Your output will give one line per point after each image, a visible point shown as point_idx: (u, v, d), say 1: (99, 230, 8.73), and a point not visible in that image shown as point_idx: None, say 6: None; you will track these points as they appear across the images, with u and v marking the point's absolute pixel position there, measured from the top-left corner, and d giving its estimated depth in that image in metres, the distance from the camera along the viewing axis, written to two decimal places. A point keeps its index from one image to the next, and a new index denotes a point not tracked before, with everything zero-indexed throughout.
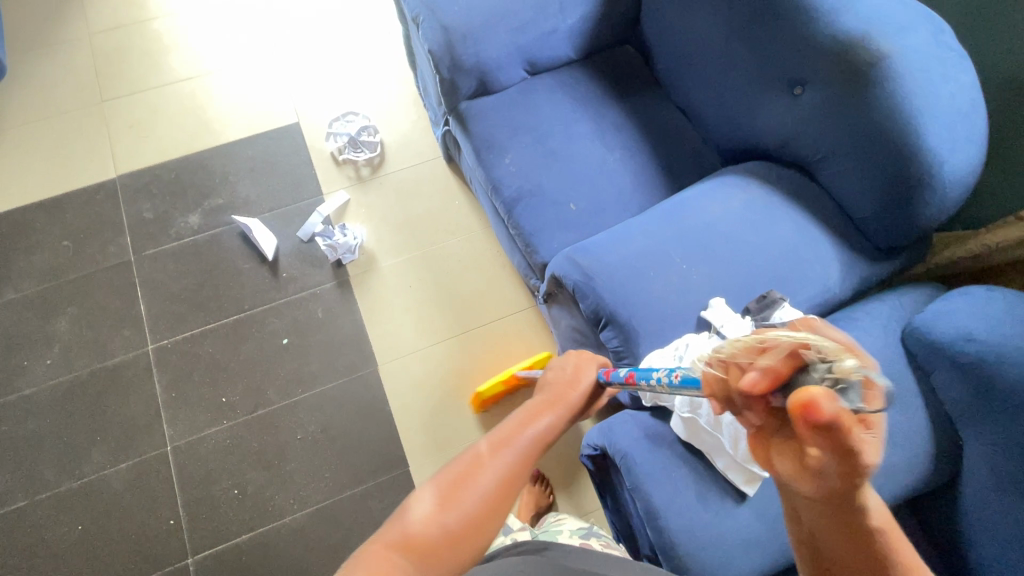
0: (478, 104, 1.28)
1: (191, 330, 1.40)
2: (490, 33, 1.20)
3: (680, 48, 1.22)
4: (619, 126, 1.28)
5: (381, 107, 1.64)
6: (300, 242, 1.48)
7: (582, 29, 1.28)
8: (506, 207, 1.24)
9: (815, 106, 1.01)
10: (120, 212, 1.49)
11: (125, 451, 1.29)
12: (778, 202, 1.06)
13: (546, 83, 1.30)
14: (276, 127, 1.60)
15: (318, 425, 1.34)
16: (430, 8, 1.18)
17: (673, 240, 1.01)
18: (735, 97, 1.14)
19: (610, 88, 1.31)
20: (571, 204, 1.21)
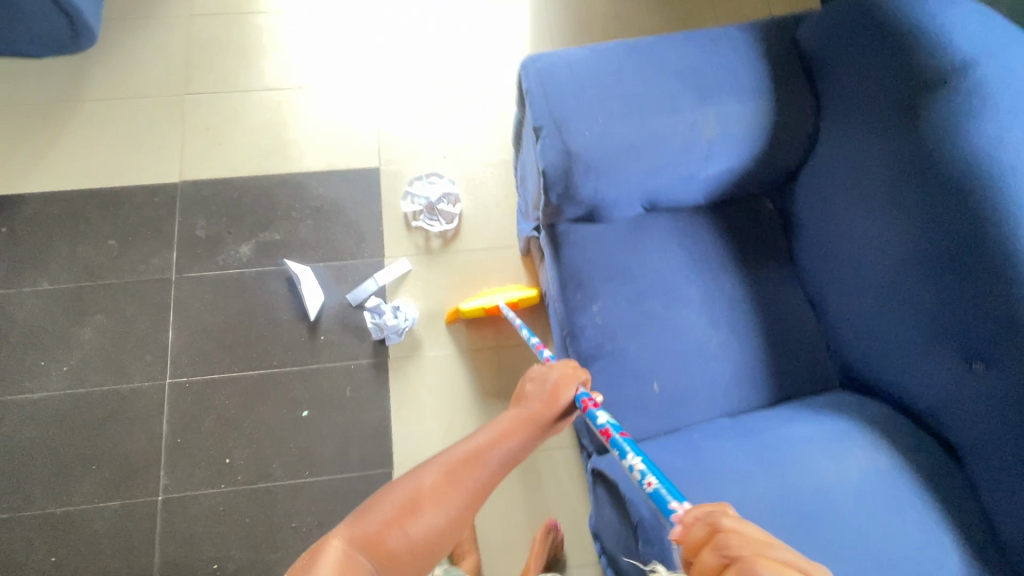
0: (580, 231, 1.11)
1: (213, 374, 1.31)
2: (618, 166, 1.02)
3: (836, 241, 1.02)
4: (733, 303, 1.09)
5: (470, 171, 1.48)
6: (346, 306, 1.36)
7: (723, 178, 1.08)
8: (579, 361, 1.07)
9: (988, 395, 0.82)
10: (173, 223, 1.39)
11: (118, 487, 1.23)
12: (906, 483, 0.87)
13: (663, 226, 1.12)
14: (354, 166, 1.46)
15: (315, 517, 1.24)
16: (558, 123, 1.01)
17: (767, 499, 0.85)
18: (887, 328, 0.95)
19: (733, 250, 1.12)
20: (655, 384, 1.04)
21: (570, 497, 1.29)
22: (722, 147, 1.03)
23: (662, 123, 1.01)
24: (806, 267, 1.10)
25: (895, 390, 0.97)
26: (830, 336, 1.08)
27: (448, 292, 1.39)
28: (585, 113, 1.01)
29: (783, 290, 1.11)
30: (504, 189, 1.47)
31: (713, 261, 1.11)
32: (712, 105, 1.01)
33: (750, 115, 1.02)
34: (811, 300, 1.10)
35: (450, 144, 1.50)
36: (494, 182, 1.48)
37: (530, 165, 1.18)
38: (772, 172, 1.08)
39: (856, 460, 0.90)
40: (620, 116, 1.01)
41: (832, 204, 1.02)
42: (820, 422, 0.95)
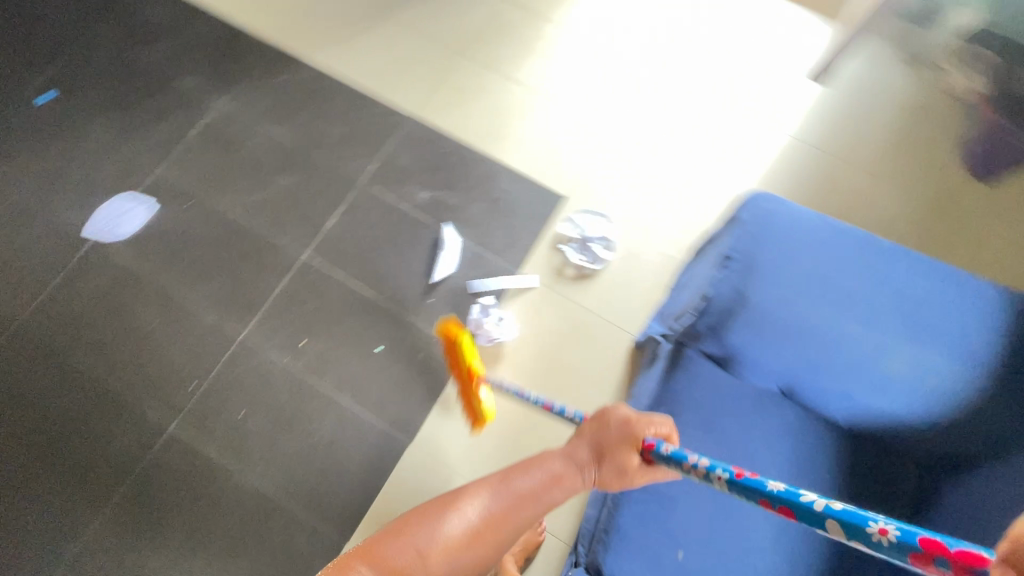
0: (704, 366, 1.04)
1: (337, 272, 1.46)
2: (777, 338, 0.98)
3: None
4: (806, 536, 0.98)
5: (636, 245, 1.49)
6: (464, 288, 1.44)
7: (884, 417, 0.94)
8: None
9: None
10: (388, 143, 1.58)
11: (222, 307, 1.42)
12: None
13: (789, 417, 1.00)
14: (545, 183, 1.55)
15: (330, 435, 1.32)
16: (748, 266, 1.01)
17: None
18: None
19: (850, 495, 0.95)
20: (680, 551, 0.98)
21: None
22: (897, 389, 0.93)
23: (848, 328, 0.96)
24: None
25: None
26: None
27: (551, 334, 1.41)
28: (778, 273, 1.00)
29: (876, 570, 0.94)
30: (656, 280, 1.46)
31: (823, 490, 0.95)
32: (907, 343, 0.95)
33: (948, 378, 0.92)
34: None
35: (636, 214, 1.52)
36: (651, 268, 1.46)
37: (696, 282, 1.17)
38: (951, 448, 0.90)
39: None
40: (809, 296, 0.98)
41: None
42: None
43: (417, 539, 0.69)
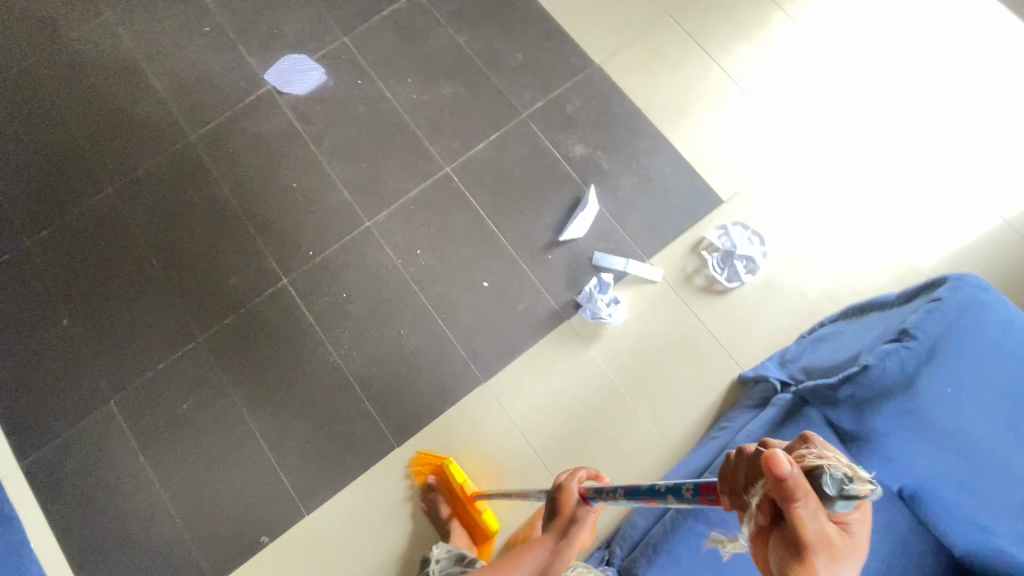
0: (818, 432, 0.97)
1: (471, 195, 1.45)
2: (928, 439, 0.88)
3: None
4: None
5: (779, 279, 1.37)
6: (587, 257, 1.39)
7: None
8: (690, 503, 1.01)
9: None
10: (562, 85, 1.52)
11: (357, 191, 1.46)
12: None
13: (890, 523, 0.91)
14: (707, 181, 1.44)
15: (414, 345, 1.36)
16: (929, 352, 0.89)
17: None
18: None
19: None
20: None
21: None
22: None
23: None
24: None
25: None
26: None
27: (655, 335, 1.34)
28: (963, 373, 0.88)
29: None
30: (786, 324, 1.34)
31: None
32: None
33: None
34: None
35: (792, 249, 1.39)
36: (786, 309, 1.35)
37: (847, 345, 1.06)
38: None
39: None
40: (990, 411, 0.86)
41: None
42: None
43: None
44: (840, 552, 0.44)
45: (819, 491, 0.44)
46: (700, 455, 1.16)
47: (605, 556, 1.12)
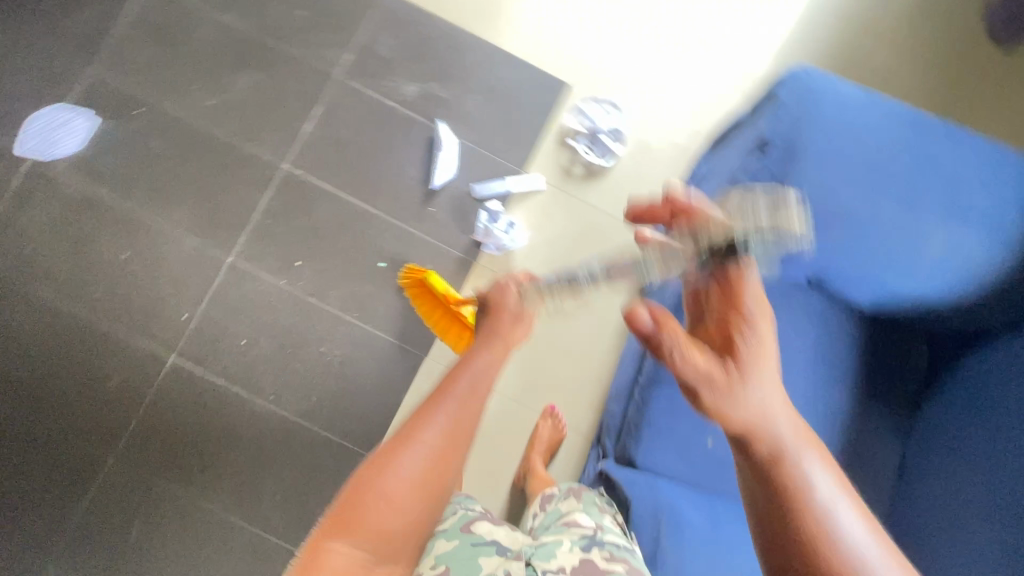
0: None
1: (324, 183, 1.32)
2: (813, 224, 0.96)
3: (977, 433, 0.95)
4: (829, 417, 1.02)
5: (646, 136, 1.39)
6: (467, 193, 1.33)
7: (907, 297, 0.98)
8: (651, 371, 1.05)
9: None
10: (361, 27, 1.37)
11: (200, 230, 1.29)
12: None
13: (812, 303, 1.02)
14: (546, 71, 1.40)
15: (341, 355, 1.29)
16: (790, 147, 0.97)
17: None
18: (984, 555, 0.86)
19: (867, 375, 1.03)
20: (708, 439, 1.00)
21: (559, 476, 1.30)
22: (929, 270, 0.96)
23: (889, 209, 0.96)
24: (925, 433, 1.02)
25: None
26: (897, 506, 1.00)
27: (560, 238, 1.35)
28: (822, 154, 0.97)
29: (884, 443, 1.03)
30: (669, 175, 1.38)
31: (840, 373, 1.00)
32: (949, 227, 0.96)
33: (979, 257, 0.96)
34: (903, 469, 1.02)
35: (648, 103, 1.41)
36: (663, 161, 1.39)
37: (722, 172, 1.12)
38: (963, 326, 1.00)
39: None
40: (852, 181, 0.96)
41: (998, 400, 0.94)
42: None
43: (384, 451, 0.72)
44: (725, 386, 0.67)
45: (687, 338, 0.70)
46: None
47: (600, 450, 1.18)
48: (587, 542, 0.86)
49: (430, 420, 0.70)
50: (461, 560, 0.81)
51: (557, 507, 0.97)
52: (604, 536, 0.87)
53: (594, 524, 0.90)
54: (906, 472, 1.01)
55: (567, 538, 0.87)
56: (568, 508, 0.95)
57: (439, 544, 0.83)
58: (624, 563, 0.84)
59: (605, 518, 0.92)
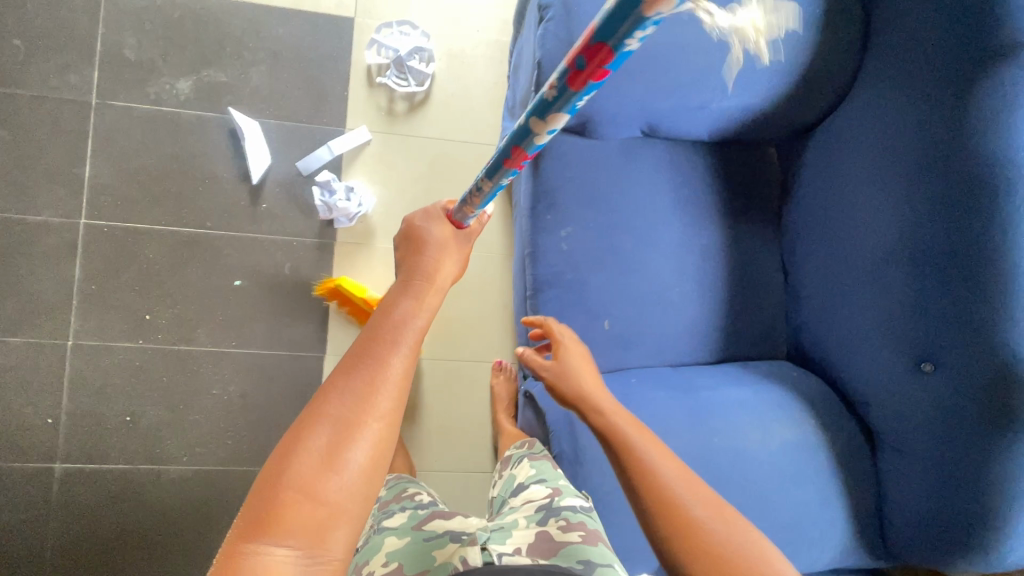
0: (562, 143, 0.99)
1: (136, 222, 1.17)
2: (624, 73, 0.91)
3: (832, 215, 1.00)
4: (707, 253, 1.05)
5: (456, 42, 1.29)
6: (295, 174, 1.21)
7: (736, 114, 0.99)
8: (534, 284, 1.01)
9: (930, 397, 0.87)
10: (96, 33, 1.17)
11: (22, 325, 1.14)
12: (822, 463, 0.94)
13: (652, 158, 1.04)
14: (325, 11, 1.24)
15: (238, 389, 1.20)
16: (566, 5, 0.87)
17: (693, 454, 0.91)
18: (854, 317, 0.95)
19: (725, 204, 1.07)
20: (605, 323, 1.00)
21: None
22: (746, 76, 0.94)
23: (690, 29, 0.90)
24: (795, 233, 1.07)
25: (842, 377, 1.00)
26: (793, 306, 1.08)
27: (411, 182, 1.26)
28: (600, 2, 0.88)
29: (762, 253, 1.09)
30: (493, 77, 1.30)
31: (700, 211, 1.06)
32: None
33: (787, 45, 0.93)
34: (785, 265, 1.10)
35: (445, 7, 1.29)
36: (484, 65, 1.30)
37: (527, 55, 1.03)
38: (795, 121, 1.02)
39: (789, 434, 0.95)
40: None
41: (835, 176, 0.99)
42: (768, 389, 0.99)
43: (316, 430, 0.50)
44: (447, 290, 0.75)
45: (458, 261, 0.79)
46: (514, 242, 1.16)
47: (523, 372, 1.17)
48: (541, 510, 0.81)
49: (343, 392, 0.52)
50: (414, 552, 0.76)
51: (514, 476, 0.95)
52: (558, 500, 0.82)
53: (550, 490, 0.85)
54: (790, 269, 1.08)
55: (521, 512, 0.82)
56: (525, 480, 0.91)
57: (389, 542, 0.79)
58: (581, 529, 0.77)
59: (561, 483, 0.87)
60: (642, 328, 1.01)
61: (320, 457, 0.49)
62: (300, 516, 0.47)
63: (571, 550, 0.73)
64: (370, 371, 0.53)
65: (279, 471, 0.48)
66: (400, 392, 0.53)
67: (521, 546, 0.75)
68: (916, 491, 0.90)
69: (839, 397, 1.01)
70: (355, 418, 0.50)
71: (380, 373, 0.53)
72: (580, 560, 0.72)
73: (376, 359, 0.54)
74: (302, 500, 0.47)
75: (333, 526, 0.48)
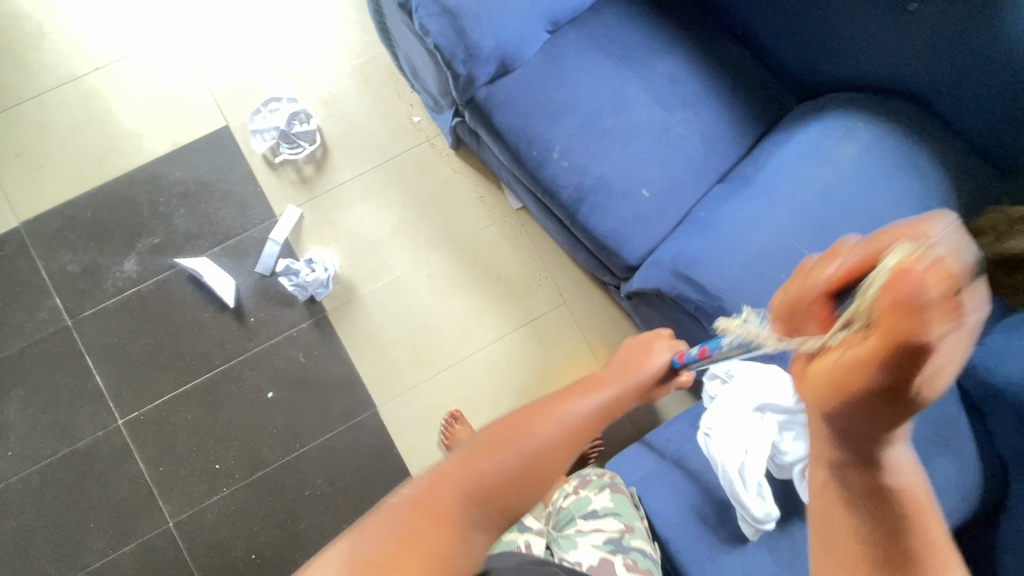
0: (500, 91, 1.05)
1: (161, 396, 1.26)
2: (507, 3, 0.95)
3: None
4: (676, 74, 1.06)
5: (321, 89, 1.34)
6: (261, 278, 1.28)
7: None
8: (568, 212, 1.07)
9: (931, 28, 0.85)
10: (38, 268, 1.26)
11: (125, 533, 1.22)
12: (906, 160, 0.91)
13: (574, 39, 1.06)
14: (201, 134, 1.31)
15: (325, 478, 1.26)
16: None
17: (797, 226, 0.90)
18: (820, 17, 0.95)
19: (658, 23, 1.07)
20: (643, 190, 1.04)
21: (554, 360, 1.33)
22: None
23: None
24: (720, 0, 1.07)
25: (850, 76, 0.99)
26: (769, 58, 1.08)
27: (359, 225, 1.32)
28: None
29: (716, 44, 1.08)
30: (369, 99, 1.35)
31: (644, 41, 1.06)
32: None
33: None
34: (737, 35, 1.10)
35: (294, 67, 1.34)
36: (354, 93, 1.35)
37: (418, 52, 1.09)
38: None
39: (817, 181, 0.92)
40: None
41: None
42: (810, 129, 0.97)
43: (519, 420, 0.54)
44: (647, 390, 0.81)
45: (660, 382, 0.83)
46: (521, 194, 1.22)
47: (613, 285, 1.18)
48: (615, 546, 0.85)
49: (549, 401, 0.59)
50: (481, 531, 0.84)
51: (586, 495, 0.94)
52: (634, 542, 0.86)
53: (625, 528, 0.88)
54: (743, 33, 1.09)
55: (596, 534, 0.86)
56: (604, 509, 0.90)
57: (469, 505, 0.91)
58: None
59: (634, 521, 0.89)
60: (673, 173, 1.05)
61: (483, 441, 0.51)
62: (485, 475, 0.48)
63: None
64: (531, 403, 0.58)
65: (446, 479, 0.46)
66: (581, 434, 0.57)
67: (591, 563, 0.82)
68: (984, 114, 0.88)
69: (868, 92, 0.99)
70: (523, 419, 0.55)
71: (597, 407, 0.63)
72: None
73: (578, 399, 0.62)
74: (492, 456, 0.49)
75: (490, 498, 0.47)
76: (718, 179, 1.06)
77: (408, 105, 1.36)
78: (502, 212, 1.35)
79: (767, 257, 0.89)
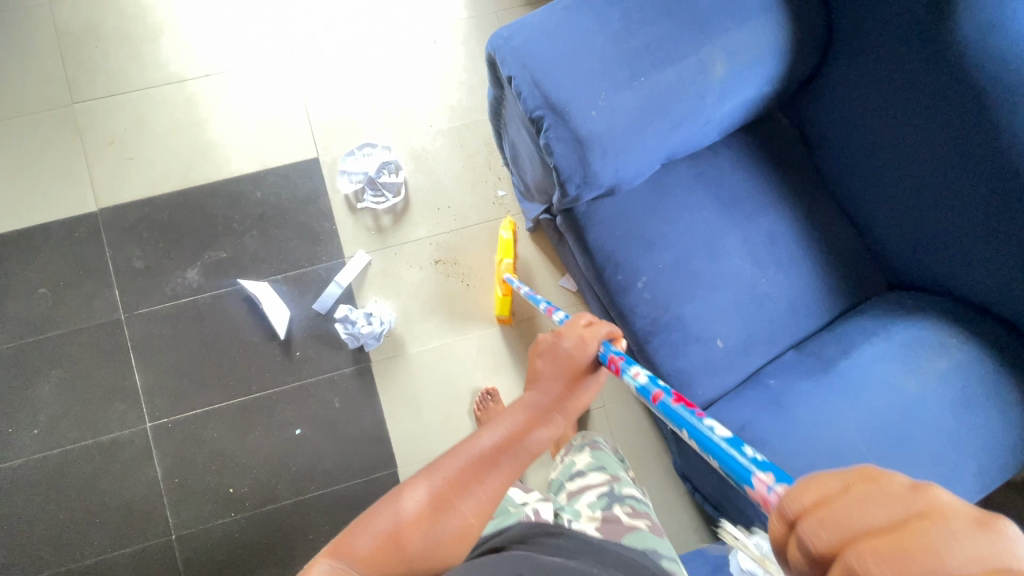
0: (601, 209, 1.04)
1: (193, 410, 1.26)
2: (636, 139, 0.91)
3: (863, 147, 0.99)
4: (774, 233, 1.06)
5: (415, 143, 1.35)
6: (316, 316, 1.29)
7: (742, 112, 1.00)
8: (637, 341, 1.06)
9: None
10: (104, 258, 1.26)
11: (127, 536, 1.23)
12: (986, 390, 0.91)
13: (683, 178, 1.06)
14: (290, 161, 1.32)
15: (331, 526, 1.26)
16: (558, 109, 0.89)
17: (864, 431, 0.91)
18: (934, 228, 0.93)
19: (767, 180, 1.08)
20: (718, 340, 1.03)
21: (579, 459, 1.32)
22: (734, 82, 0.93)
23: (667, 72, 0.90)
24: (834, 172, 1.07)
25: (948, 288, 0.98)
26: (868, 239, 1.07)
27: (421, 283, 1.33)
28: (588, 91, 0.89)
29: (820, 211, 1.08)
30: (459, 163, 1.35)
31: (750, 195, 1.07)
32: (715, 38, 0.91)
33: (767, 38, 0.93)
34: (842, 207, 1.09)
35: (395, 116, 1.35)
36: (446, 154, 1.35)
37: (528, 149, 1.09)
38: (795, 85, 1.01)
39: (896, 390, 0.92)
40: (620, 82, 0.89)
41: (855, 116, 0.98)
42: (898, 330, 0.96)
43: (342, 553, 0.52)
44: (581, 403, 0.68)
45: (584, 382, 0.69)
46: (590, 297, 1.22)
47: None
48: (607, 501, 0.90)
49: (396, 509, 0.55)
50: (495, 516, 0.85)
51: (571, 459, 1.01)
52: (624, 491, 0.91)
53: (612, 479, 0.94)
54: (847, 208, 1.08)
55: (588, 495, 0.92)
56: (581, 466, 0.99)
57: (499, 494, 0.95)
58: (645, 518, 0.86)
59: (620, 472, 0.96)
60: (751, 331, 1.04)
61: (403, 522, 0.54)
62: None
63: (642, 537, 0.82)
64: (450, 469, 0.57)
65: (372, 564, 0.52)
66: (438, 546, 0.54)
67: (597, 529, 0.84)
68: None
69: (962, 304, 0.98)
70: (440, 499, 0.56)
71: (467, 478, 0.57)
72: (647, 545, 0.80)
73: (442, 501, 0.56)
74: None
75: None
76: (792, 345, 1.05)
77: (496, 178, 1.36)
78: (563, 303, 1.35)
79: (829, 455, 0.90)
